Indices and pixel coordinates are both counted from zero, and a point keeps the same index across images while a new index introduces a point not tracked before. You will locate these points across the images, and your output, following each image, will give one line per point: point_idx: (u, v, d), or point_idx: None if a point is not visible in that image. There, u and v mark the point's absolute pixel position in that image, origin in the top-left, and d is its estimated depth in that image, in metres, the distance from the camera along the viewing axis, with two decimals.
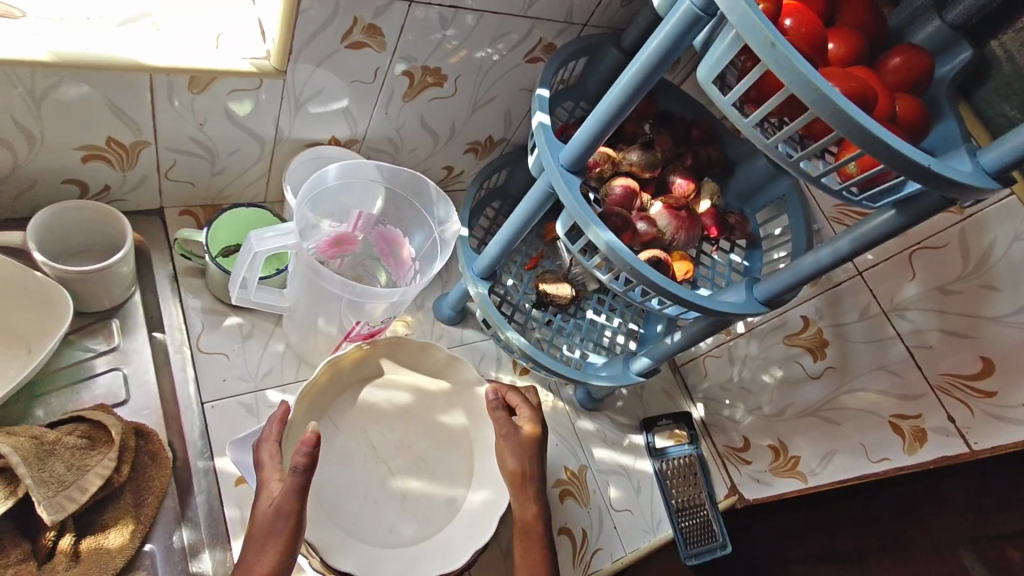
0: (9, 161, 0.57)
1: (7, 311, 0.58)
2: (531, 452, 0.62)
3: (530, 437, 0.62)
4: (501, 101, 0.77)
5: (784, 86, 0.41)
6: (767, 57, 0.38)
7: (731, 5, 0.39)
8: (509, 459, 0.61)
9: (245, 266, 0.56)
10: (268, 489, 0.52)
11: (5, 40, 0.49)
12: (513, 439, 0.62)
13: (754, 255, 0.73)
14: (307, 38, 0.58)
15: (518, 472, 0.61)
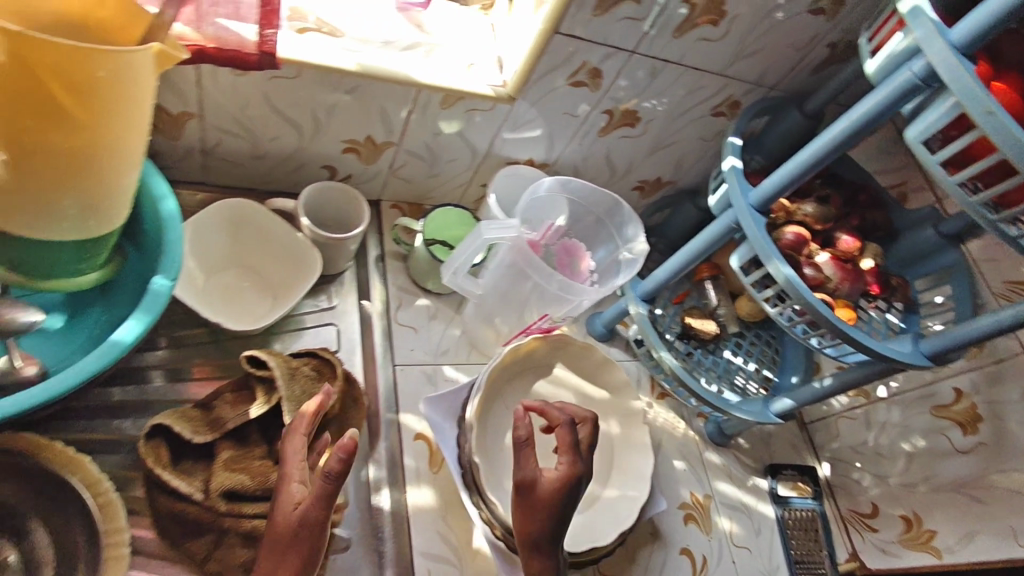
0: (295, 144, 0.71)
1: (269, 264, 0.72)
2: (556, 505, 0.56)
3: (548, 492, 0.56)
4: (679, 146, 0.85)
5: (995, 152, 0.46)
6: (985, 124, 0.44)
7: (953, 77, 0.45)
8: (529, 524, 0.55)
9: (470, 248, 0.65)
10: (290, 497, 0.51)
11: (327, 51, 0.62)
12: (536, 503, 0.55)
13: (912, 319, 0.73)
14: (542, 74, 0.68)
15: (528, 536, 0.55)
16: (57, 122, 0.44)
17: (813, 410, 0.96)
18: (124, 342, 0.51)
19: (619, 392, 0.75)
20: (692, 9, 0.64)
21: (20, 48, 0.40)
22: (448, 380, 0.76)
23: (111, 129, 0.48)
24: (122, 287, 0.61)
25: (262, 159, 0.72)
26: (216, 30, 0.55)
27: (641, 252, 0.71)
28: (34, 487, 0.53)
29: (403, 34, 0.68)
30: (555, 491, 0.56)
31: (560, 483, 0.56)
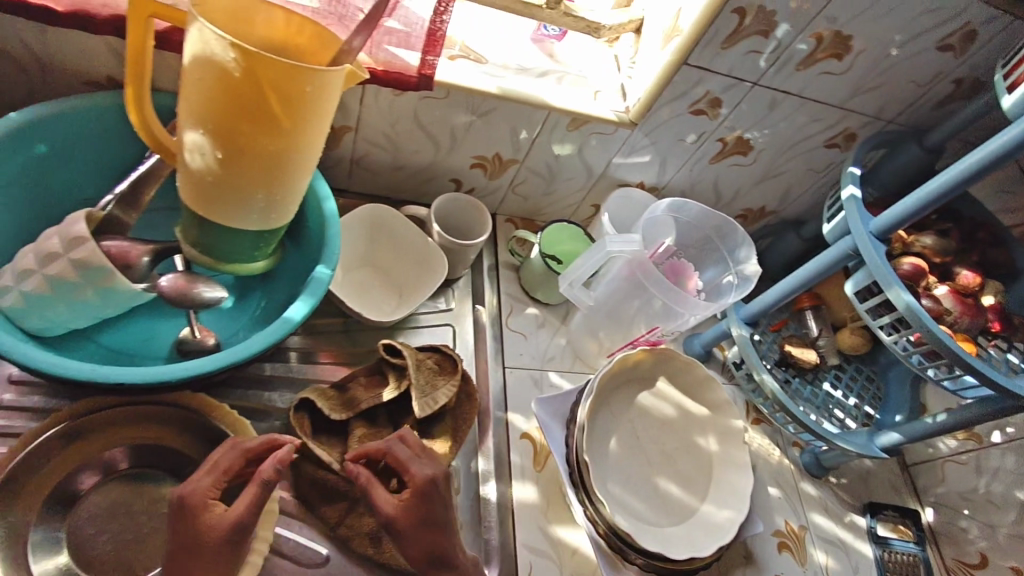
0: (432, 158, 0.78)
1: (399, 267, 0.79)
2: (439, 513, 0.57)
3: (400, 509, 0.56)
4: (787, 176, 0.87)
5: None
6: None
7: None
8: (442, 538, 0.56)
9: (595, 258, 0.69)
10: (206, 521, 0.49)
11: (475, 74, 0.70)
12: (431, 519, 0.56)
13: None
14: (665, 102, 0.73)
15: (427, 553, 0.56)
16: (267, 128, 0.53)
17: (916, 451, 0.93)
18: (292, 321, 0.59)
19: (717, 408, 0.76)
20: (818, 44, 0.67)
21: (254, 66, 0.49)
22: (553, 385, 0.80)
23: (304, 138, 0.56)
24: (281, 275, 0.69)
25: (399, 170, 0.80)
26: (386, 55, 0.63)
27: (754, 273, 0.73)
28: (204, 442, 0.62)
29: (537, 63, 0.75)
30: (428, 499, 0.57)
31: (433, 493, 0.57)
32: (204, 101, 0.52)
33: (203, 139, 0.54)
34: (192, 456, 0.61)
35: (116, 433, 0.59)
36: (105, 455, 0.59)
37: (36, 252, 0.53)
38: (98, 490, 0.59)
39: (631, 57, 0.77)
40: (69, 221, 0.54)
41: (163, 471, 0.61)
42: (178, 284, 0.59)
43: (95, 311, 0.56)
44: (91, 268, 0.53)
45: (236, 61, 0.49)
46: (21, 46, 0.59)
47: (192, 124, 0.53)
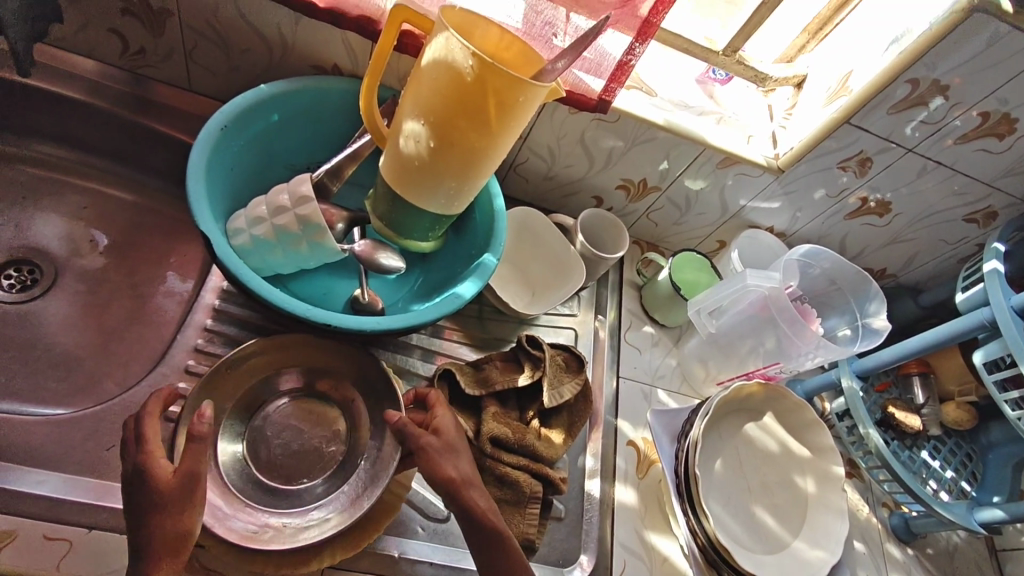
0: (584, 174, 0.85)
1: (537, 268, 0.86)
2: (463, 449, 0.60)
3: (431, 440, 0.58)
4: (916, 243, 0.90)
5: None
6: None
7: None
8: (463, 464, 0.59)
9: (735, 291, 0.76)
10: (156, 473, 0.50)
11: (644, 106, 0.76)
12: (455, 447, 0.59)
13: None
14: (815, 156, 0.77)
15: (458, 475, 0.57)
16: (479, 128, 0.60)
17: (1008, 537, 0.92)
18: (462, 298, 0.66)
19: (823, 453, 0.77)
20: (981, 123, 0.70)
21: (486, 74, 0.57)
22: (661, 402, 0.85)
23: (503, 140, 0.63)
24: (440, 257, 0.77)
25: (551, 181, 0.87)
26: (574, 78, 0.71)
27: (882, 327, 0.76)
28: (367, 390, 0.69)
29: (697, 102, 0.81)
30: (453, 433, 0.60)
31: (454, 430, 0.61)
32: (433, 97, 0.60)
33: (421, 130, 0.62)
34: (353, 394, 0.70)
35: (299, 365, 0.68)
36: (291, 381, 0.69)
37: (268, 203, 0.62)
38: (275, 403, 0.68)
39: (786, 109, 0.82)
40: (297, 181, 0.63)
41: (331, 398, 0.70)
42: (367, 249, 0.68)
43: (302, 261, 0.65)
44: (311, 224, 0.61)
45: (472, 68, 0.57)
46: (274, 30, 0.70)
47: (415, 115, 0.61)
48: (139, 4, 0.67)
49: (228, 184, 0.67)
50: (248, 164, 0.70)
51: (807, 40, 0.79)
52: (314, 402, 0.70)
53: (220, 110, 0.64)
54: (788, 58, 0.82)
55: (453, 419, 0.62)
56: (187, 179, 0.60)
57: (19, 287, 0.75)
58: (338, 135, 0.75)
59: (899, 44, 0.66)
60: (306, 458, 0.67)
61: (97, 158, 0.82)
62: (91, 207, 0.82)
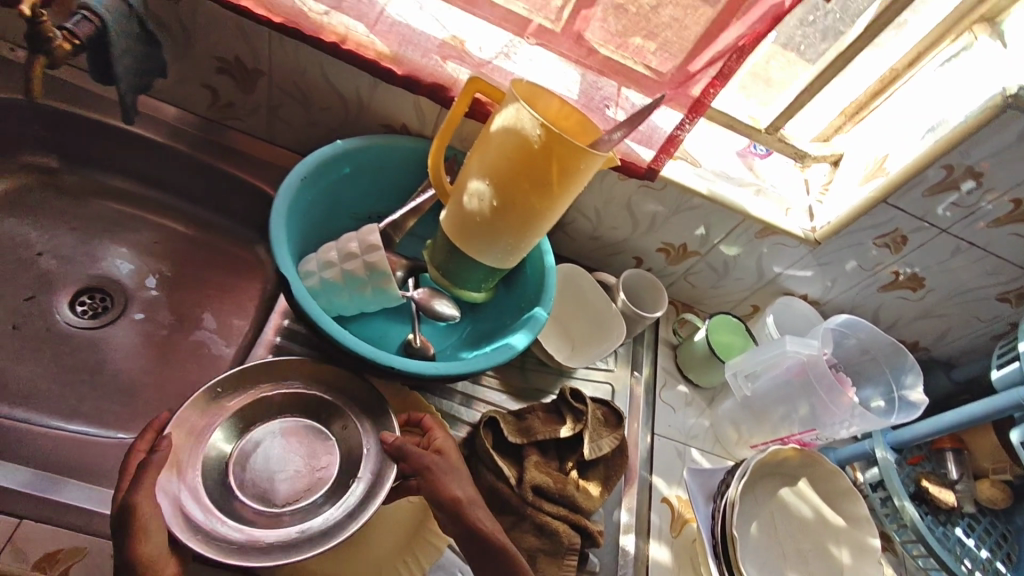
0: (627, 235, 0.90)
1: (578, 322, 0.89)
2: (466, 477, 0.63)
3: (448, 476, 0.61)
4: (949, 318, 0.91)
5: None
6: None
7: None
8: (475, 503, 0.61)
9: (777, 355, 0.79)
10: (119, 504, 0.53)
11: (689, 176, 0.81)
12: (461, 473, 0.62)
13: None
14: (851, 231, 0.81)
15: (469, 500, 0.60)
16: (543, 192, 0.65)
17: None
18: (513, 348, 0.69)
19: (858, 522, 0.78)
20: (1013, 209, 0.74)
21: (553, 142, 0.62)
22: (695, 461, 0.86)
23: (560, 202, 0.67)
24: (489, 308, 0.81)
25: (594, 240, 0.91)
26: (626, 148, 0.76)
27: (919, 400, 0.78)
28: (361, 412, 0.68)
29: (739, 174, 0.85)
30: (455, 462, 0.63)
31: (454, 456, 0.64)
32: (500, 160, 0.65)
33: (486, 189, 0.66)
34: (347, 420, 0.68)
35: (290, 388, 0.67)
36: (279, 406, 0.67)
37: (339, 249, 0.67)
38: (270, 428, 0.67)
39: (823, 184, 0.86)
40: (366, 231, 0.67)
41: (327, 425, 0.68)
42: (424, 297, 0.73)
43: (365, 304, 0.69)
44: (377, 271, 0.65)
45: (540, 137, 0.62)
46: (353, 92, 0.77)
47: (481, 176, 0.66)
48: (235, 64, 0.75)
49: (300, 229, 0.73)
50: (319, 212, 0.75)
51: (843, 121, 0.84)
52: (308, 431, 0.68)
53: (303, 163, 0.70)
54: (825, 136, 0.86)
55: (447, 437, 0.65)
56: (270, 223, 0.65)
57: (91, 314, 0.79)
58: (401, 189, 0.81)
59: (935, 132, 0.70)
60: (293, 487, 0.64)
61: (171, 197, 0.88)
62: (160, 242, 0.87)
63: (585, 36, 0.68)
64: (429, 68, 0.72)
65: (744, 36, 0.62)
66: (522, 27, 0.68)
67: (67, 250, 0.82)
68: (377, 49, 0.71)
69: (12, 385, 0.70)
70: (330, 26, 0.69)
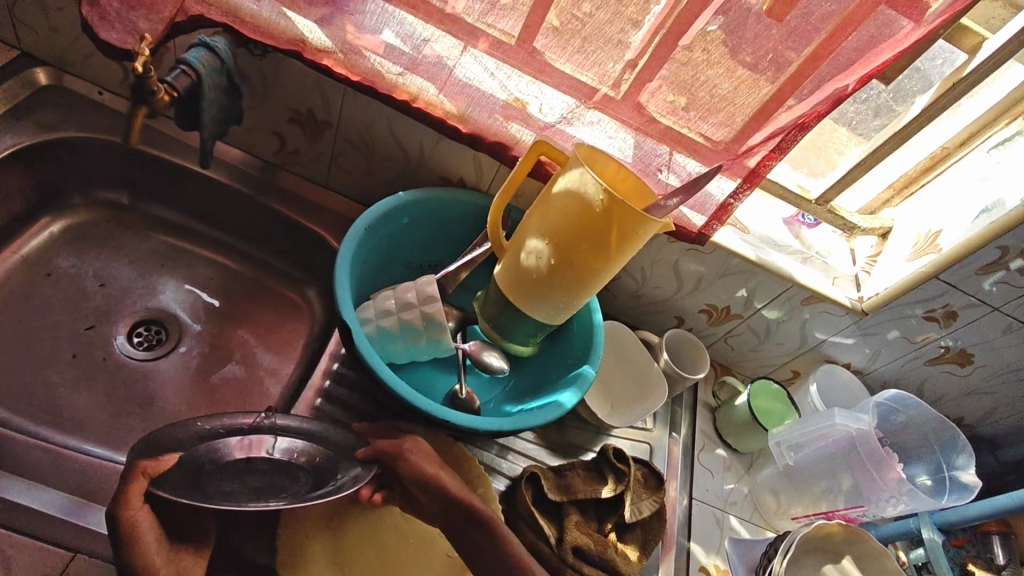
0: (670, 295, 0.90)
1: (618, 380, 0.89)
2: None
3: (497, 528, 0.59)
4: (997, 397, 0.90)
5: None
6: None
7: None
8: None
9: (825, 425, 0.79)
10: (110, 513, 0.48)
11: (737, 241, 0.83)
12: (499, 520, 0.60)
13: None
14: (899, 303, 0.81)
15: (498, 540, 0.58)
16: (601, 253, 0.66)
17: None
18: (562, 406, 0.69)
19: None
20: None
21: (615, 208, 0.63)
22: (733, 529, 0.84)
23: (617, 264, 0.69)
24: (534, 362, 0.81)
25: (637, 298, 0.92)
26: (678, 213, 0.78)
27: (971, 483, 0.76)
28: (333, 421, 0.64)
29: (786, 241, 0.87)
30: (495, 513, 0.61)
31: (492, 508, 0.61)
32: (561, 222, 0.67)
33: (545, 248, 0.68)
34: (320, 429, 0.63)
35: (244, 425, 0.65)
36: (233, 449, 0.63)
37: (396, 298, 0.69)
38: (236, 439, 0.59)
39: (869, 256, 0.87)
40: (425, 281, 0.69)
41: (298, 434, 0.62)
42: (475, 348, 0.75)
43: (417, 352, 0.71)
44: (434, 322, 0.68)
45: (602, 202, 0.64)
46: (415, 146, 0.80)
47: (541, 235, 0.68)
48: (307, 116, 0.79)
49: (357, 276, 0.75)
50: (375, 259, 0.77)
51: (892, 195, 0.85)
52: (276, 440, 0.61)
53: (367, 212, 0.72)
54: (872, 209, 0.87)
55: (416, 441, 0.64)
56: (336, 269, 0.67)
57: (146, 347, 0.81)
58: (455, 241, 0.83)
59: (990, 214, 0.71)
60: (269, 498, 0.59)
61: (229, 236, 0.91)
62: (215, 279, 0.90)
63: (645, 106, 0.70)
64: (493, 128, 0.75)
65: (805, 115, 0.66)
66: (589, 94, 0.70)
67: (127, 282, 0.85)
68: (445, 109, 0.74)
69: (65, 413, 0.72)
70: (403, 85, 0.73)
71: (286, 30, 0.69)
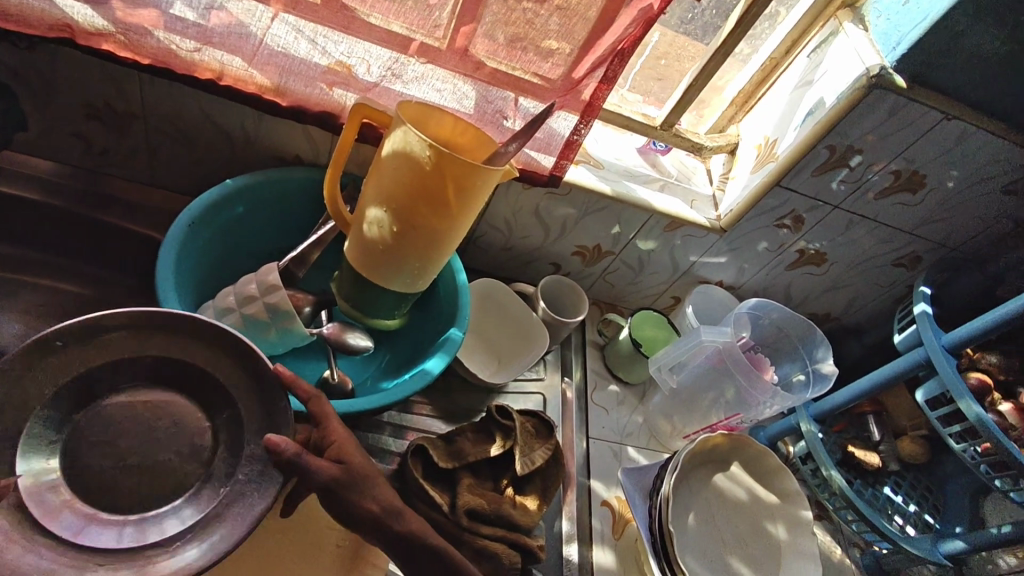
0: (541, 242, 0.90)
1: (501, 336, 0.88)
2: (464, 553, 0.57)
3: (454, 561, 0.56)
4: (855, 288, 0.96)
5: None
6: None
7: None
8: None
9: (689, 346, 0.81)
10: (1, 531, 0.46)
11: (591, 178, 0.82)
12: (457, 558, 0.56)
13: None
14: (752, 215, 0.84)
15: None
16: (440, 213, 0.64)
17: None
18: (430, 374, 0.68)
19: (788, 497, 0.81)
20: (895, 179, 0.77)
21: (443, 162, 0.61)
22: (631, 459, 0.87)
23: (462, 222, 0.67)
24: (408, 333, 0.79)
25: (508, 251, 0.91)
26: (525, 157, 0.76)
27: (830, 372, 0.81)
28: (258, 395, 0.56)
29: (642, 170, 0.87)
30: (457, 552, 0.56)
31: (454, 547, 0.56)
32: (395, 186, 0.63)
33: (385, 216, 0.65)
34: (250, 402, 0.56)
35: (184, 342, 0.56)
36: (153, 358, 0.55)
37: (236, 293, 0.64)
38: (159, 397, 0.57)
39: (723, 173, 0.89)
40: (265, 270, 0.65)
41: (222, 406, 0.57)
42: (335, 331, 0.71)
43: (270, 347, 0.66)
44: (279, 312, 0.63)
45: (430, 158, 0.61)
46: (238, 128, 0.74)
47: (378, 203, 0.65)
48: (105, 109, 0.71)
49: (194, 278, 0.69)
50: (213, 257, 0.72)
51: (735, 111, 0.88)
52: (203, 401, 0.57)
53: (188, 208, 0.66)
54: (720, 127, 0.90)
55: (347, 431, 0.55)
56: (158, 289, 0.60)
57: None
58: (301, 220, 0.78)
59: (813, 115, 0.73)
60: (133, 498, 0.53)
61: (46, 252, 0.78)
62: (41, 304, 0.75)
63: (467, 50, 0.67)
64: (315, 97, 0.70)
65: (620, 40, 0.64)
66: (404, 45, 0.66)
67: None
68: (257, 82, 0.68)
69: None
70: (203, 62, 0.66)
71: (45, 14, 0.60)
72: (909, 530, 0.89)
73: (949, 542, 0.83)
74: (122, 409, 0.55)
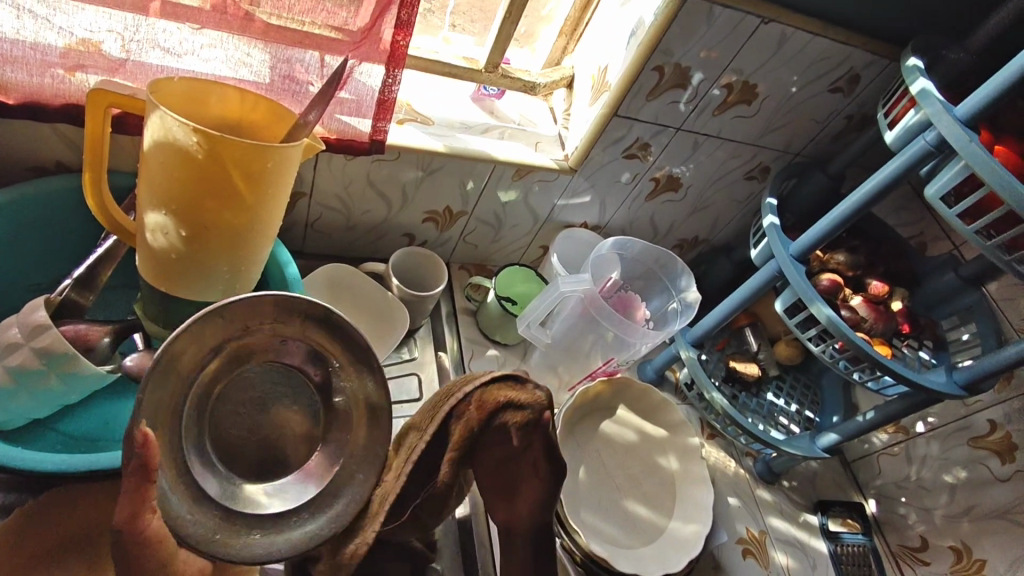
0: (385, 214, 0.82)
1: (355, 316, 0.80)
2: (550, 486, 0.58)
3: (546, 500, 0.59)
4: (714, 208, 0.95)
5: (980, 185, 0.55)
6: (963, 151, 0.54)
7: (942, 120, 0.56)
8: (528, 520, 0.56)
9: (550, 299, 0.76)
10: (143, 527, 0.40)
11: (420, 137, 0.74)
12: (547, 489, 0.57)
13: (943, 371, 0.71)
14: (599, 149, 0.79)
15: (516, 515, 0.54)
16: (232, 207, 0.54)
17: (854, 448, 1.01)
18: None
19: (675, 428, 0.81)
20: (730, 92, 0.75)
21: (217, 148, 0.51)
22: None
23: (264, 213, 0.57)
24: None
25: (353, 229, 0.83)
26: (338, 125, 0.67)
27: (695, 300, 0.81)
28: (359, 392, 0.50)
29: (479, 120, 0.81)
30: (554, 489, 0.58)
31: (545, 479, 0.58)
32: (167, 183, 0.53)
33: (166, 220, 0.54)
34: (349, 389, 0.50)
35: (300, 326, 0.48)
36: (296, 343, 0.49)
37: None
38: (267, 370, 0.49)
39: (564, 110, 0.85)
40: (29, 309, 0.54)
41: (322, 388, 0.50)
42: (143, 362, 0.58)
43: (58, 397, 0.56)
44: (55, 356, 0.52)
45: (199, 145, 0.50)
46: None
47: (155, 206, 0.54)
48: None
49: None
50: None
51: (566, 41, 0.82)
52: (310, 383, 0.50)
53: None
54: (555, 61, 0.84)
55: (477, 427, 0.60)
56: None
57: None
58: (84, 239, 0.66)
59: (636, 36, 0.69)
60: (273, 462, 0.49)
61: None
62: None
63: (226, 6, 0.56)
64: (49, 87, 0.57)
65: None
66: (141, 7, 0.54)
67: None
68: None
69: None
70: None
71: None
72: (792, 429, 0.93)
73: (824, 436, 0.87)
74: (252, 378, 0.48)
